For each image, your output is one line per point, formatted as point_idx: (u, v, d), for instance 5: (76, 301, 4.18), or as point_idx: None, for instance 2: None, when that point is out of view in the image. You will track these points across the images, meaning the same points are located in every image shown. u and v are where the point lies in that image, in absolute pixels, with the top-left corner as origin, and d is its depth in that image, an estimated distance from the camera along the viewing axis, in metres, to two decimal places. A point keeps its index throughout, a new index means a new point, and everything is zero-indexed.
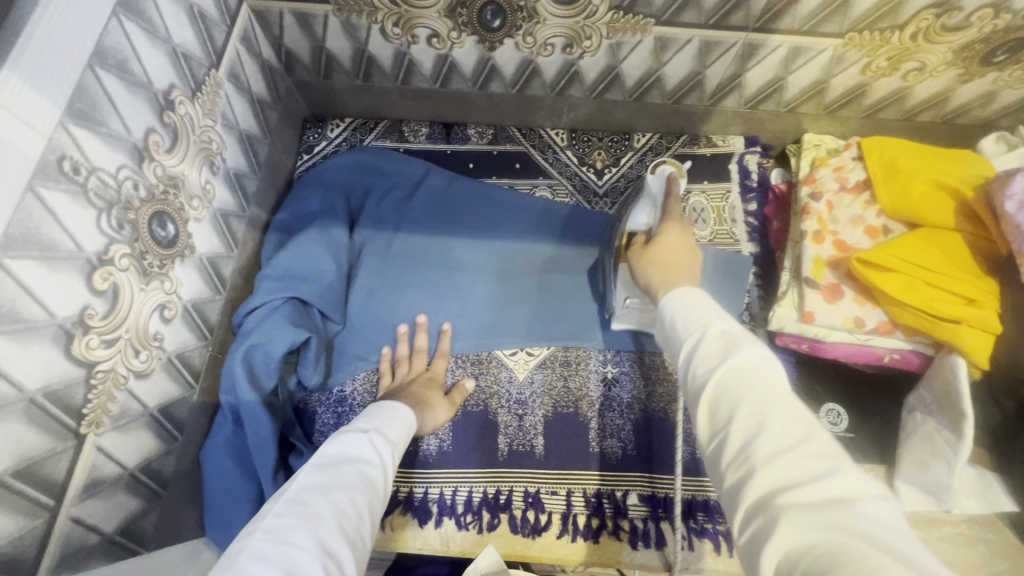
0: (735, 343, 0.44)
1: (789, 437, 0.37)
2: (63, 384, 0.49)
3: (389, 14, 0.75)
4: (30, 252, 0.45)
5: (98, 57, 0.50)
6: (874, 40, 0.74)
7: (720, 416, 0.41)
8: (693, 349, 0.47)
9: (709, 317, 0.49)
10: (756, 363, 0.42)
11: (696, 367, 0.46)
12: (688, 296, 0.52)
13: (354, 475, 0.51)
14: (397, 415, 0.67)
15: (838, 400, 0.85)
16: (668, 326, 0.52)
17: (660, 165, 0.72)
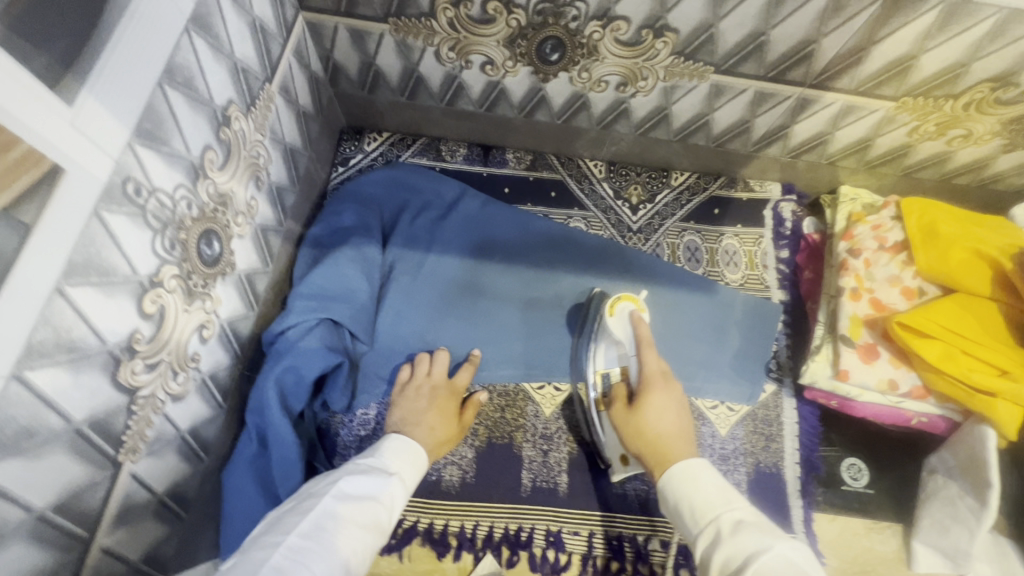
0: (758, 540, 0.47)
1: None
2: (107, 412, 0.47)
3: (446, 38, 0.74)
4: (89, 279, 0.43)
5: (167, 75, 0.48)
6: (927, 106, 0.74)
7: None
8: (710, 544, 0.51)
9: (717, 499, 0.54)
10: (787, 556, 0.46)
11: (719, 558, 0.49)
12: (688, 475, 0.58)
13: (365, 514, 0.56)
14: (419, 458, 0.68)
15: (858, 454, 0.85)
16: (676, 502, 0.57)
17: (619, 304, 0.77)
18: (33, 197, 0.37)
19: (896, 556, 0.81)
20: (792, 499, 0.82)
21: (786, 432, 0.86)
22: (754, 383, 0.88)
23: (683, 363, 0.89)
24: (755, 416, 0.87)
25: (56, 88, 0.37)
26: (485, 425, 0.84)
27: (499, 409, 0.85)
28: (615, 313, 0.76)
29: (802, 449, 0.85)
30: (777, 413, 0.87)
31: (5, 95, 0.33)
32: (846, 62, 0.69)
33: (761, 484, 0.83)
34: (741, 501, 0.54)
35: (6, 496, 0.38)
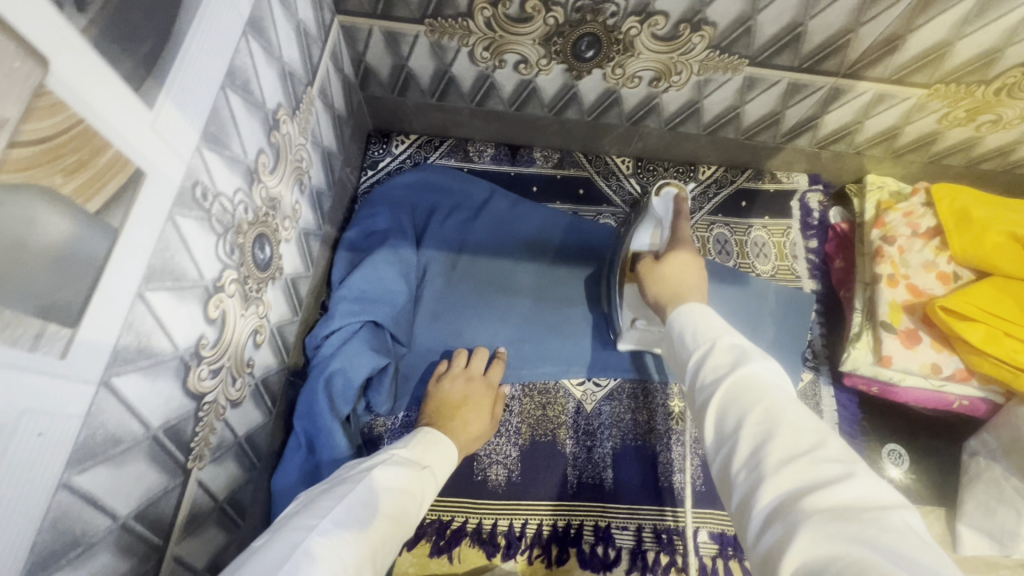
0: (741, 354, 0.46)
1: (803, 443, 0.38)
2: (179, 418, 0.47)
3: (482, 38, 0.74)
4: (165, 283, 0.42)
5: (229, 79, 0.48)
6: (959, 92, 0.75)
7: (728, 422, 0.42)
8: (701, 360, 0.49)
9: (719, 329, 0.51)
10: (768, 369, 0.44)
11: (705, 372, 0.47)
12: (698, 312, 0.55)
13: (395, 504, 0.54)
14: (449, 454, 0.67)
15: (898, 440, 0.85)
16: (682, 331, 0.55)
17: (664, 185, 0.76)
18: (120, 201, 0.36)
19: (941, 540, 0.82)
20: None
21: (826, 420, 0.87)
22: (792, 372, 0.88)
23: None
24: None
25: (140, 91, 0.37)
26: (527, 423, 0.84)
27: (540, 407, 0.85)
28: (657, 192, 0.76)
29: (842, 436, 0.86)
30: (815, 401, 0.88)
31: (99, 99, 0.33)
32: (881, 51, 0.70)
33: None
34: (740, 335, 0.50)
35: (95, 505, 0.38)
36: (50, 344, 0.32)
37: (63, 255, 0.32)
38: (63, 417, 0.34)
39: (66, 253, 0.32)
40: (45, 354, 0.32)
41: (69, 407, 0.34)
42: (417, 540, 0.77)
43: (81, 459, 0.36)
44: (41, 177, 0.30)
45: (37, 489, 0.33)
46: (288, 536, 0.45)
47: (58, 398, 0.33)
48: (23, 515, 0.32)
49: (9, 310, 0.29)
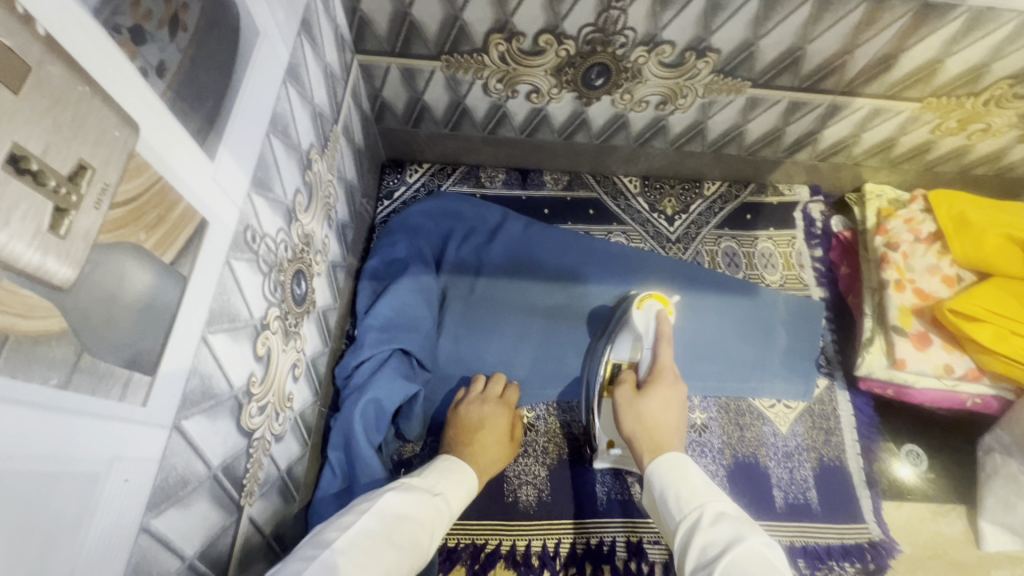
0: (734, 531, 0.50)
1: None
2: (234, 456, 0.48)
3: (496, 71, 0.78)
4: (222, 326, 0.44)
5: (272, 125, 0.50)
6: (950, 104, 0.79)
7: None
8: (692, 532, 0.54)
9: (706, 495, 0.56)
10: (762, 553, 0.48)
11: (695, 550, 0.52)
12: (680, 467, 0.61)
13: (404, 535, 0.52)
14: (467, 478, 0.67)
15: (915, 440, 0.88)
16: (665, 493, 0.59)
17: (647, 300, 0.77)
18: (188, 252, 0.38)
19: (964, 538, 0.83)
20: (860, 490, 0.84)
21: (844, 425, 0.89)
22: (808, 380, 0.91)
23: (736, 366, 0.91)
24: (812, 411, 0.89)
25: (204, 146, 0.39)
26: (554, 443, 0.85)
27: (566, 426, 0.86)
28: (642, 306, 0.77)
29: (861, 440, 0.88)
30: (832, 407, 0.90)
31: (172, 159, 0.35)
32: (877, 69, 0.74)
33: (827, 478, 0.85)
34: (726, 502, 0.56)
35: (166, 546, 0.39)
36: (135, 393, 0.33)
37: (144, 307, 0.33)
38: (142, 462, 0.35)
39: (147, 305, 0.34)
40: (130, 402, 0.33)
41: (148, 452, 0.35)
42: (451, 565, 0.77)
43: (157, 502, 0.37)
44: (130, 233, 0.32)
45: (122, 533, 0.34)
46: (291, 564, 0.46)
47: (139, 444, 0.34)
48: (112, 558, 0.33)
49: (103, 362, 0.30)
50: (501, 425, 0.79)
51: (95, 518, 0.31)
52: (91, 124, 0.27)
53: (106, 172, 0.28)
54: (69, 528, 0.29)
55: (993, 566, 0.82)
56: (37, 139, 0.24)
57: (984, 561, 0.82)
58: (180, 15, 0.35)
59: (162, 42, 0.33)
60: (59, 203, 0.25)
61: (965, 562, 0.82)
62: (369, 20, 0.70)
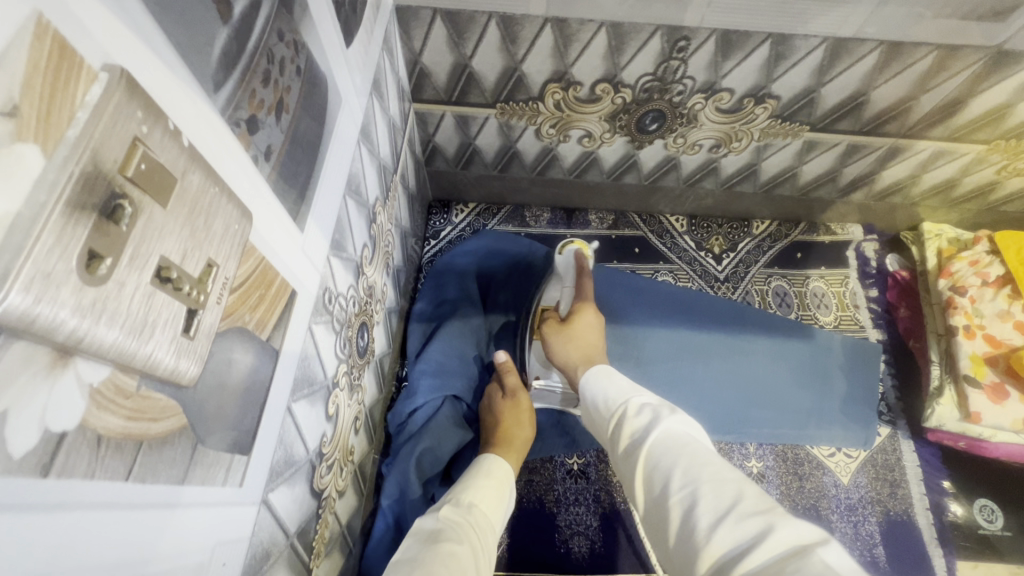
0: (654, 415, 0.51)
1: (725, 498, 0.40)
2: (306, 521, 0.47)
3: (550, 117, 0.78)
4: (303, 392, 0.44)
5: (349, 187, 0.51)
6: (1020, 146, 0.77)
7: (655, 485, 0.46)
8: (621, 423, 0.54)
9: (626, 390, 0.58)
10: (681, 426, 0.49)
11: (626, 439, 0.52)
12: (606, 376, 0.62)
13: (441, 561, 0.47)
14: (481, 469, 0.65)
15: (989, 495, 0.83)
16: (595, 400, 0.60)
17: (568, 245, 0.83)
18: (282, 323, 0.38)
19: None
20: (931, 548, 0.80)
21: (910, 476, 0.85)
22: (868, 427, 0.87)
23: (791, 412, 0.89)
24: (874, 461, 0.86)
25: (296, 220, 0.39)
26: (607, 491, 0.83)
27: (618, 473, 0.84)
28: (563, 251, 0.83)
29: (929, 493, 0.83)
30: (896, 456, 0.86)
31: (273, 238, 0.35)
32: (943, 113, 0.72)
33: (895, 534, 0.81)
34: (647, 391, 0.57)
35: None
36: (235, 474, 0.33)
37: (245, 388, 0.34)
38: (236, 541, 0.34)
39: (247, 384, 0.34)
40: (231, 484, 0.33)
41: (241, 530, 0.35)
42: None
43: None
44: (238, 318, 0.32)
45: None
46: None
47: (233, 524, 0.34)
48: None
49: (212, 450, 0.30)
50: (494, 389, 0.79)
51: None
52: (216, 222, 0.27)
53: (227, 266, 0.29)
54: None
55: None
56: (178, 249, 0.24)
57: None
58: (284, 98, 0.35)
59: (271, 127, 0.34)
60: (191, 306, 0.25)
61: None
62: (429, 73, 0.72)
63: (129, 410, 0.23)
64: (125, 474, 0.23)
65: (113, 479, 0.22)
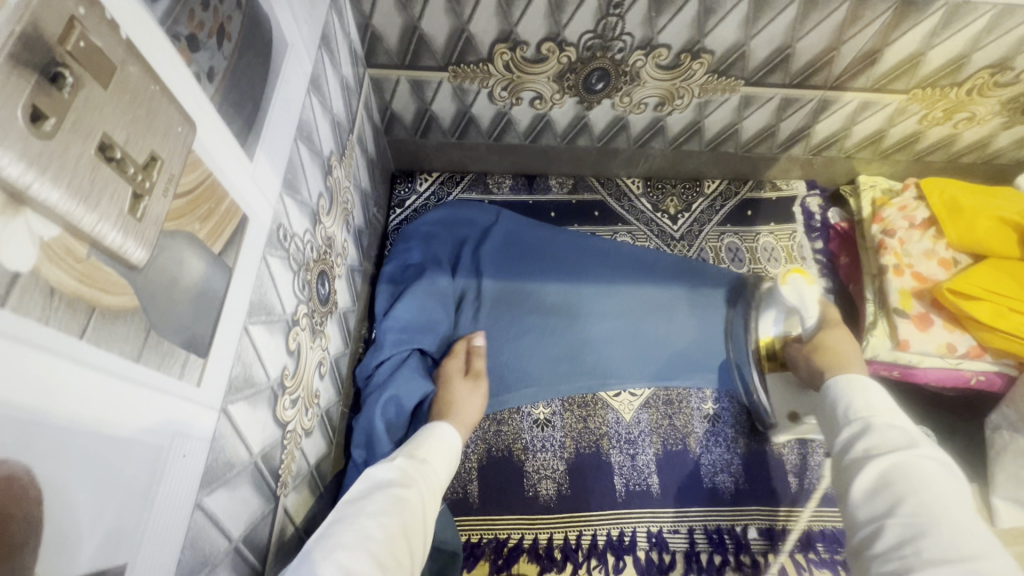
0: (907, 444, 0.51)
1: (960, 548, 0.42)
2: (270, 446, 0.50)
3: (501, 80, 0.81)
4: (260, 318, 0.46)
5: (300, 132, 0.54)
6: (935, 95, 0.83)
7: (878, 504, 0.48)
8: (855, 435, 0.55)
9: (882, 410, 0.56)
10: (933, 467, 0.49)
11: (857, 449, 0.53)
12: (861, 386, 0.60)
13: (388, 501, 0.54)
14: (433, 433, 0.68)
15: (925, 422, 0.89)
16: (838, 404, 0.59)
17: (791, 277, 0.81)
18: (233, 244, 0.41)
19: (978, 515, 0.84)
20: None
21: None
22: None
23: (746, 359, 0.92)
24: None
25: (244, 147, 0.42)
26: (571, 437, 0.86)
27: (581, 420, 0.87)
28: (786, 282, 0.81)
29: None
30: None
31: (221, 158, 0.38)
32: (863, 64, 0.78)
33: None
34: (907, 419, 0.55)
35: (218, 525, 0.41)
36: (191, 372, 0.36)
37: (197, 293, 0.36)
38: (197, 439, 0.37)
39: (200, 291, 0.36)
40: (187, 382, 0.35)
41: (202, 430, 0.37)
42: (475, 561, 0.78)
43: (208, 481, 0.39)
44: (187, 223, 0.34)
45: (182, 503, 0.35)
46: (301, 557, 0.48)
47: (193, 422, 0.36)
48: (172, 533, 0.34)
49: (166, 341, 0.33)
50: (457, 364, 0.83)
51: (160, 488, 0.33)
52: (160, 118, 0.30)
53: (171, 163, 0.31)
54: (143, 494, 0.31)
55: None
56: (120, 130, 0.27)
57: None
58: (225, 26, 0.38)
59: (211, 50, 0.36)
60: (136, 189, 0.28)
61: None
62: (381, 36, 0.74)
63: (79, 274, 0.25)
64: (79, 331, 0.26)
65: (67, 332, 0.25)
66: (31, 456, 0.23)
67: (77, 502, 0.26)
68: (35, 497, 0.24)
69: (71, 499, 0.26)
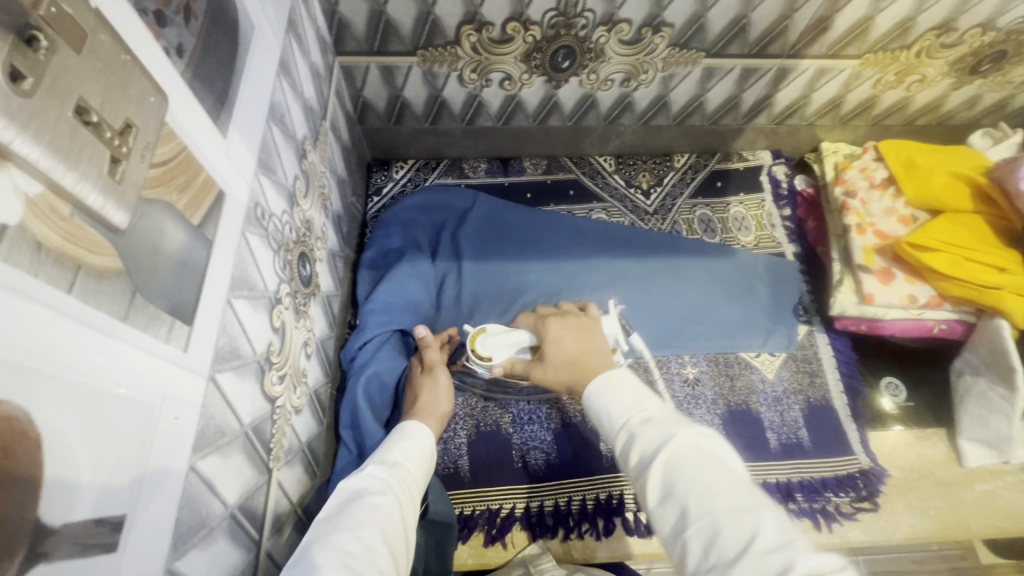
0: (664, 433, 0.46)
1: (743, 536, 0.38)
2: (260, 419, 0.51)
3: (469, 61, 0.83)
4: (243, 292, 0.47)
5: (272, 114, 0.55)
6: (886, 59, 0.87)
7: (671, 516, 0.42)
8: (627, 445, 0.48)
9: (631, 400, 0.51)
10: (694, 441, 0.45)
11: (635, 462, 0.46)
12: (605, 381, 0.53)
13: (364, 511, 0.53)
14: (404, 434, 0.67)
15: (894, 373, 0.93)
16: (595, 413, 0.53)
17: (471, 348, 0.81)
18: (212, 217, 0.42)
19: (947, 457, 0.88)
20: (847, 424, 0.89)
21: (826, 366, 0.94)
22: (789, 327, 0.96)
23: (721, 324, 0.95)
24: (795, 357, 0.94)
25: (217, 124, 0.43)
26: (557, 408, 0.89)
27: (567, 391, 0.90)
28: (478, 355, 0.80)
29: (843, 378, 0.92)
30: (813, 351, 0.95)
31: (194, 132, 0.39)
32: (816, 31, 0.81)
33: (816, 417, 0.90)
34: (657, 396, 0.51)
35: (212, 490, 0.42)
36: (178, 337, 0.37)
37: (179, 261, 0.37)
38: (186, 404, 0.38)
39: (181, 260, 0.38)
40: (174, 346, 0.36)
41: (189, 395, 0.39)
42: (470, 532, 0.81)
43: (200, 446, 0.40)
44: (165, 193, 0.35)
45: (176, 463, 0.37)
46: None
47: (180, 386, 0.37)
48: (167, 492, 0.36)
49: (153, 305, 0.34)
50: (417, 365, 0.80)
51: (154, 447, 0.34)
52: (133, 87, 0.31)
53: (147, 131, 0.33)
54: (136, 451, 0.32)
55: (977, 481, 0.86)
56: (95, 96, 0.28)
57: (969, 477, 0.87)
58: (191, 4, 0.39)
59: (179, 27, 0.38)
60: (113, 153, 0.30)
61: (952, 480, 0.86)
62: (348, 22, 0.76)
63: (65, 231, 0.27)
64: (66, 286, 0.27)
65: (55, 287, 0.26)
66: (27, 398, 0.25)
67: (75, 450, 0.28)
68: (35, 439, 0.25)
69: (69, 443, 0.27)
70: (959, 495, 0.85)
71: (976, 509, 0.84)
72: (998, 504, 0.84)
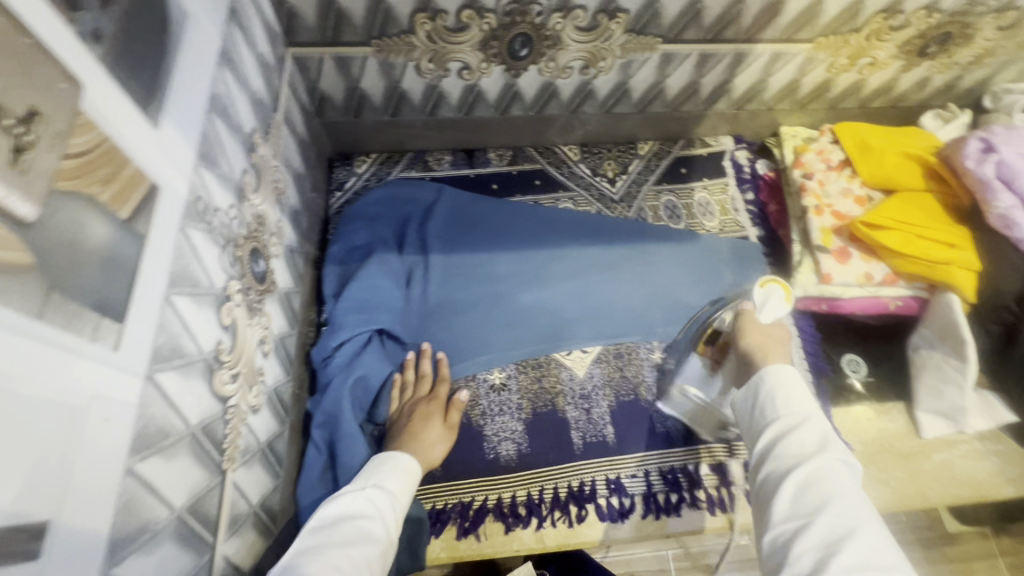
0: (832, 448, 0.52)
1: (876, 557, 0.44)
2: (211, 419, 0.49)
3: (426, 51, 0.82)
4: (185, 289, 0.46)
5: (212, 105, 0.53)
6: (838, 42, 0.88)
7: (806, 502, 0.48)
8: (792, 432, 0.53)
9: (808, 404, 0.56)
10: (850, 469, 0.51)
11: (792, 446, 0.52)
12: (791, 376, 0.58)
13: (352, 530, 0.56)
14: (397, 463, 0.68)
15: (856, 351, 0.96)
16: (755, 398, 0.59)
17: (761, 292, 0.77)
18: (145, 211, 0.41)
19: (906, 430, 0.91)
20: (811, 401, 0.91)
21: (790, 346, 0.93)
22: None
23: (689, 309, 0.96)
24: None
25: (147, 114, 0.41)
26: (527, 398, 0.88)
27: (536, 381, 0.89)
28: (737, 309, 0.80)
29: (808, 358, 0.92)
30: None
31: (120, 121, 0.38)
32: (768, 16, 0.82)
33: None
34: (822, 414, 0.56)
35: (155, 492, 0.41)
36: (106, 336, 0.35)
37: (106, 257, 0.36)
38: (121, 405, 0.37)
39: (109, 255, 0.36)
40: (102, 344, 0.35)
41: (125, 397, 0.37)
42: (443, 526, 0.80)
43: (140, 448, 0.39)
44: (85, 185, 0.34)
45: (108, 466, 0.35)
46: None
47: (112, 386, 0.36)
48: (101, 496, 0.35)
49: (73, 302, 0.33)
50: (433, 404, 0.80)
51: (82, 450, 0.33)
52: (37, 74, 0.30)
53: (56, 119, 0.31)
54: (59, 454, 0.31)
55: (934, 451, 0.89)
56: None
57: (926, 447, 0.89)
58: None
59: (96, 12, 0.36)
60: (16, 142, 0.28)
61: (911, 452, 0.89)
62: (296, 12, 0.74)
63: None
64: None
65: None
66: None
67: None
68: None
69: None
70: (917, 466, 0.88)
71: (934, 478, 0.87)
72: (954, 472, 0.87)
